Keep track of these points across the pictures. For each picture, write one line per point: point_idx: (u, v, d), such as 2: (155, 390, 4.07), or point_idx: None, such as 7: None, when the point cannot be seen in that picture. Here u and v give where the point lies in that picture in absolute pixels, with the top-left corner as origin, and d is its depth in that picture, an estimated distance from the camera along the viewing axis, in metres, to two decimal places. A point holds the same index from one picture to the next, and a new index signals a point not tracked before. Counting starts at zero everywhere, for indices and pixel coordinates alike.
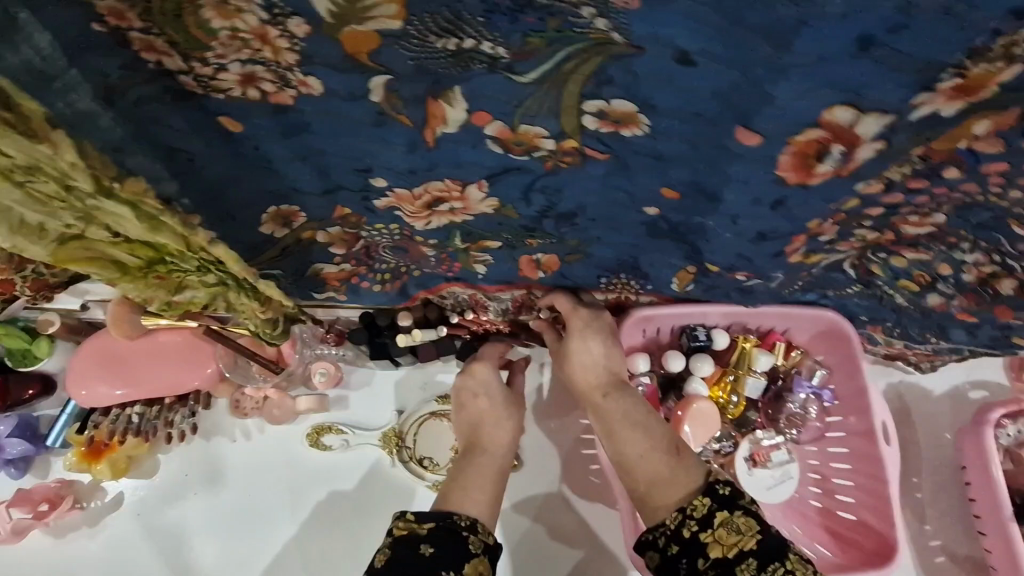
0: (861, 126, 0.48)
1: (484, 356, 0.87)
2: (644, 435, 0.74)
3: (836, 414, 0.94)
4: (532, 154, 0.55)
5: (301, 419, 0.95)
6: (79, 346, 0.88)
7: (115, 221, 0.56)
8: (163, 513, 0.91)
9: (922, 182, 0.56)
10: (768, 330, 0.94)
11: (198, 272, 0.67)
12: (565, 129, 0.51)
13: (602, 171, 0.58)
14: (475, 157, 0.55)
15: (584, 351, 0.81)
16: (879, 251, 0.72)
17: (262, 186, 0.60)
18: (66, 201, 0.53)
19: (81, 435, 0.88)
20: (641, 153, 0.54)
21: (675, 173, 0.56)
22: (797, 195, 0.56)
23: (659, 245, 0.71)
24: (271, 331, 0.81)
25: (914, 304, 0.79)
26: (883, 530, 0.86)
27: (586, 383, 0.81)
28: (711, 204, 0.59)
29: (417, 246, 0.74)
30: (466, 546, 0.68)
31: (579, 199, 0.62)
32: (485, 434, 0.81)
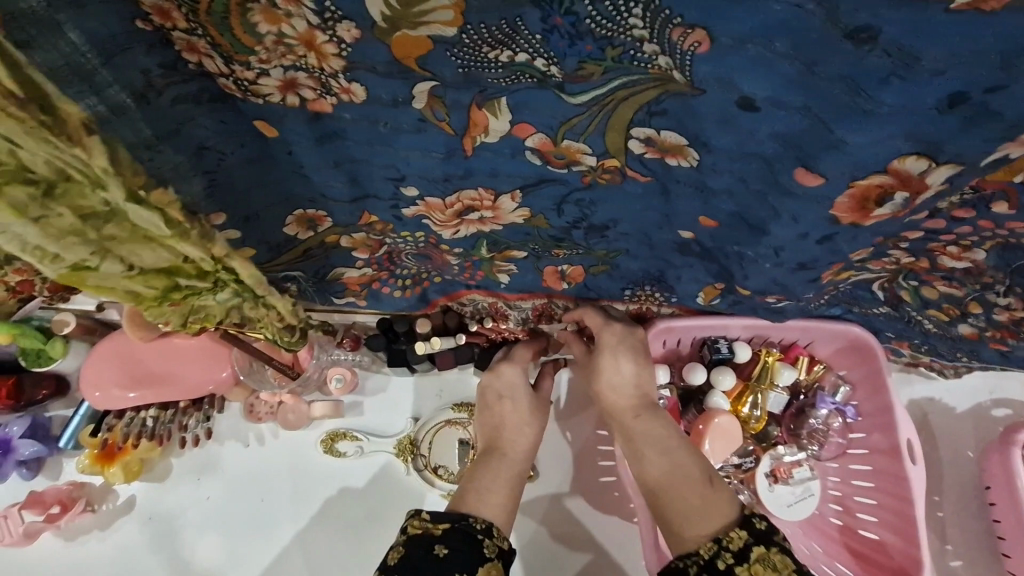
0: (931, 176, 0.46)
1: (515, 357, 0.84)
2: (675, 457, 0.67)
3: (858, 430, 0.92)
4: (572, 168, 0.54)
5: (316, 425, 0.94)
6: (93, 348, 0.87)
7: (131, 246, 0.55)
8: (173, 520, 0.90)
9: (968, 212, 0.57)
10: (791, 343, 0.92)
11: (214, 289, 0.66)
12: (609, 148, 0.51)
13: (639, 190, 0.57)
14: (513, 167, 0.54)
15: (615, 371, 0.76)
16: (910, 278, 0.70)
17: (293, 191, 0.59)
18: (81, 231, 0.51)
19: (95, 437, 0.87)
20: (684, 182, 0.54)
21: (720, 203, 0.55)
22: (847, 231, 0.53)
23: (688, 262, 0.69)
24: (288, 339, 0.80)
25: (941, 331, 0.78)
26: (907, 551, 0.84)
27: (615, 405, 0.75)
28: (756, 233, 0.56)
29: (441, 254, 0.73)
30: (480, 549, 0.63)
31: (613, 213, 0.61)
32: (506, 437, 0.76)
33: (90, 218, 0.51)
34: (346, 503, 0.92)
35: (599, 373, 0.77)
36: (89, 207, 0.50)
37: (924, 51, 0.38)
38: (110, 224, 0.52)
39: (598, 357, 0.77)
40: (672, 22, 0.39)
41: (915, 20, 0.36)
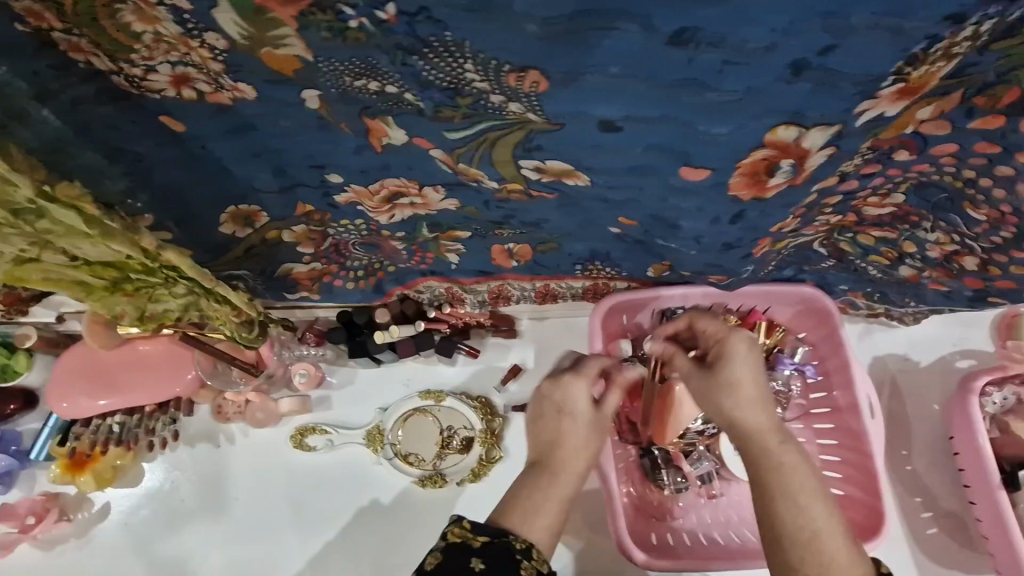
0: (806, 140, 0.48)
1: (582, 368, 0.75)
2: (824, 508, 0.59)
3: (818, 390, 0.93)
4: (480, 185, 0.57)
5: (285, 422, 0.95)
6: (59, 360, 0.89)
7: (70, 240, 0.58)
8: (162, 543, 0.90)
9: (875, 167, 0.61)
10: (750, 310, 0.93)
11: (165, 284, 0.70)
12: (507, 177, 0.55)
13: (555, 206, 0.61)
14: (425, 170, 0.56)
15: (752, 386, 0.66)
16: (845, 231, 0.77)
17: (221, 188, 0.60)
18: (17, 227, 0.57)
19: (64, 447, 0.88)
20: (591, 197, 0.58)
21: (630, 209, 0.59)
22: (757, 207, 0.56)
23: (629, 248, 0.70)
24: (247, 335, 0.80)
25: (888, 275, 0.82)
26: (869, 502, 0.85)
27: (752, 425, 0.64)
28: (671, 229, 0.61)
29: (387, 241, 0.74)
30: (519, 569, 0.61)
31: (541, 214, 0.63)
32: (563, 458, 0.71)
33: (22, 213, 0.56)
34: (330, 493, 0.93)
35: (736, 386, 0.66)
36: (15, 203, 0.54)
37: (747, 37, 0.40)
38: (42, 217, 0.56)
39: (725, 368, 0.67)
40: (502, 70, 0.42)
41: (726, 22, 0.39)
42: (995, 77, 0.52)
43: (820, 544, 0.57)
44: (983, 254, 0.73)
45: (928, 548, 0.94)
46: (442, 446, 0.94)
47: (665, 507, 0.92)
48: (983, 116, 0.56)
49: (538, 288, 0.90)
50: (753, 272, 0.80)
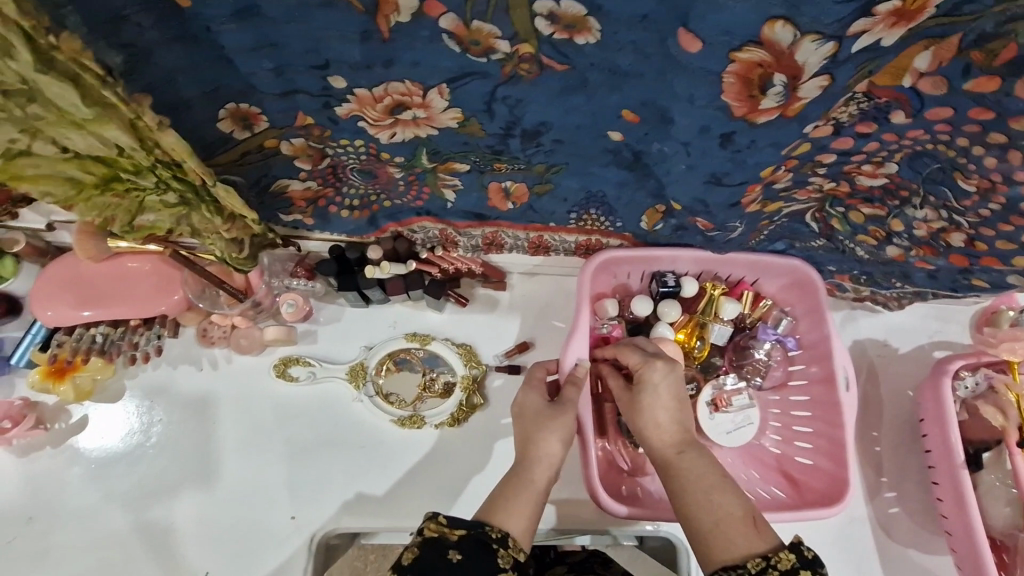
0: (800, 51, 0.49)
1: (531, 378, 0.82)
2: (720, 498, 0.66)
3: (799, 362, 0.95)
4: (490, 57, 0.52)
5: (269, 351, 0.95)
6: (44, 269, 0.89)
7: (59, 130, 0.56)
8: (152, 508, 0.89)
9: (869, 125, 0.64)
10: (738, 281, 0.96)
11: (157, 190, 0.68)
12: (517, 32, 0.49)
13: (559, 83, 0.56)
14: (435, 58, 0.53)
15: (654, 407, 0.73)
16: (836, 204, 0.78)
17: (210, 88, 0.57)
18: (5, 109, 0.55)
19: (44, 354, 0.88)
20: (598, 64, 0.53)
21: (631, 89, 0.56)
22: (746, 128, 0.58)
23: (627, 172, 0.71)
24: (237, 256, 0.81)
25: (874, 256, 0.83)
26: (838, 472, 0.86)
27: (659, 443, 0.72)
28: (666, 125, 0.60)
29: (384, 167, 0.74)
30: (496, 559, 0.65)
31: (541, 112, 0.60)
32: (534, 452, 0.74)
33: (12, 95, 0.54)
34: (312, 424, 0.93)
35: (648, 412, 0.73)
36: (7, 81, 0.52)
37: None
38: (32, 103, 0.54)
39: (641, 395, 0.74)
40: None
41: None
42: (994, 27, 0.53)
43: (719, 530, 0.64)
44: (970, 230, 0.73)
45: (887, 526, 0.97)
46: (423, 389, 0.95)
47: (638, 462, 0.94)
48: (980, 75, 0.56)
49: (532, 238, 0.91)
50: (744, 231, 0.81)
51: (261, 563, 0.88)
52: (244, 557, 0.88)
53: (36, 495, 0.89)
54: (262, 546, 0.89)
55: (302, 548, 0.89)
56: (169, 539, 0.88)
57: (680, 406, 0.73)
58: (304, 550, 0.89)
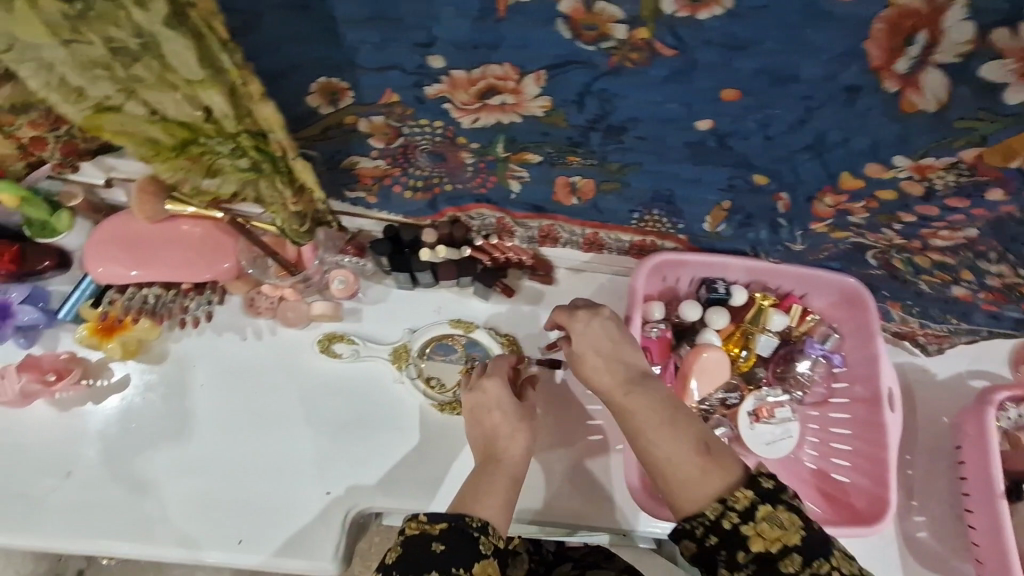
0: (951, 11, 0.45)
1: (495, 371, 0.86)
2: (669, 437, 0.70)
3: (842, 380, 0.94)
4: (600, 45, 0.52)
5: (313, 327, 0.95)
6: (98, 226, 0.88)
7: (155, 92, 0.57)
8: (136, 458, 0.89)
9: (962, 201, 0.65)
10: (787, 293, 0.95)
11: (231, 155, 0.68)
12: (641, 13, 0.48)
13: (665, 74, 0.55)
14: (543, 41, 0.52)
15: (596, 356, 0.78)
16: (904, 250, 0.78)
17: (307, 57, 0.56)
18: (109, 67, 0.55)
19: (95, 310, 0.89)
20: (714, 45, 0.51)
21: (744, 63, 0.52)
22: (874, 89, 0.53)
23: (705, 168, 0.70)
24: (297, 228, 0.80)
25: (937, 292, 0.84)
26: (876, 491, 0.86)
27: (603, 386, 0.77)
28: (783, 82, 0.54)
29: (456, 151, 0.73)
30: (477, 547, 0.67)
31: (632, 110, 0.61)
32: (499, 449, 0.79)
33: (118, 54, 0.54)
34: (345, 404, 0.93)
35: (581, 361, 0.79)
36: (117, 43, 0.52)
37: None
38: (135, 63, 0.54)
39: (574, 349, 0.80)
40: None
41: None
42: None
43: (673, 470, 0.68)
44: None
45: (917, 550, 0.97)
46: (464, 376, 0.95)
47: None
48: None
49: (587, 235, 0.90)
50: (805, 250, 0.83)
51: (294, 536, 0.87)
52: (277, 528, 0.87)
53: (72, 448, 0.88)
54: (284, 513, 0.88)
55: (337, 524, 0.88)
56: (142, 490, 0.88)
57: (615, 346, 0.79)
58: (339, 527, 0.88)
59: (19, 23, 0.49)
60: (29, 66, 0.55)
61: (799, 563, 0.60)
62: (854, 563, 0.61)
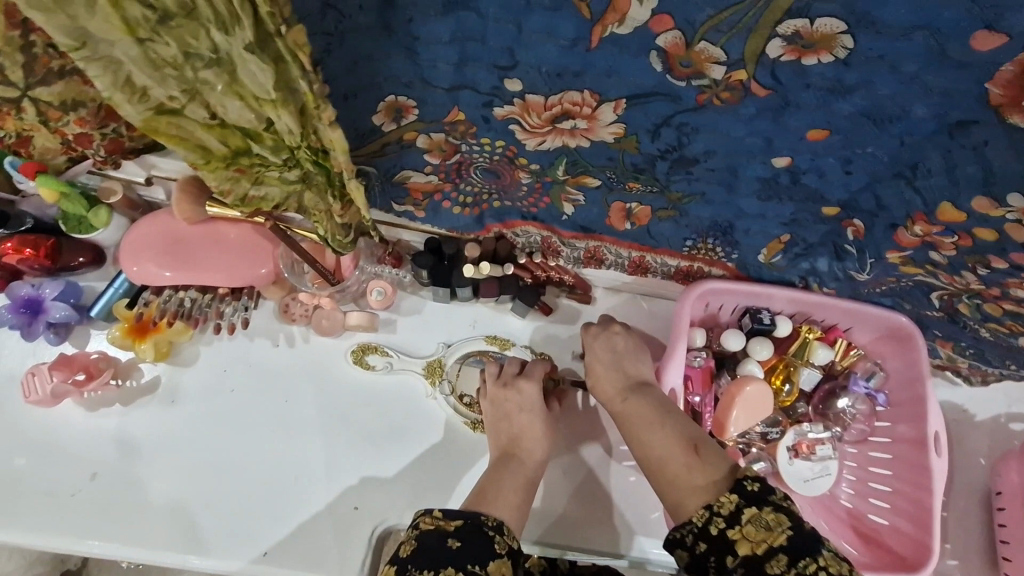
0: None
1: (529, 373, 0.86)
2: (661, 434, 0.72)
3: (884, 419, 0.92)
4: (692, 81, 0.50)
5: (347, 336, 0.93)
6: (133, 226, 0.86)
7: (220, 96, 0.56)
8: (133, 427, 0.88)
9: None
10: (832, 326, 0.93)
11: (280, 167, 0.67)
12: (744, 55, 0.46)
13: (753, 111, 0.53)
14: (632, 71, 0.50)
15: (602, 364, 0.82)
16: (973, 297, 0.75)
17: (383, 75, 0.55)
18: (179, 68, 0.53)
19: (130, 311, 0.87)
20: (814, 88, 0.49)
21: (841, 111, 0.51)
22: (992, 122, 0.48)
23: (772, 203, 0.68)
24: (341, 239, 0.77)
25: (1001, 341, 0.81)
26: (917, 535, 0.84)
27: (606, 392, 0.81)
28: (879, 128, 0.52)
29: (513, 170, 0.71)
30: (492, 545, 0.65)
31: (710, 143, 0.59)
32: (519, 449, 0.81)
33: (192, 57, 0.51)
34: (370, 414, 0.91)
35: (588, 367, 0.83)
36: (195, 48, 0.51)
37: None
38: (209, 68, 0.53)
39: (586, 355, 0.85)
40: None
41: None
42: None
43: (663, 464, 0.70)
44: None
45: None
46: None
47: None
48: None
49: (633, 258, 0.88)
50: (867, 280, 0.79)
51: (321, 549, 0.85)
52: (299, 538, 0.86)
53: (90, 431, 0.87)
54: (283, 515, 0.86)
55: (364, 540, 0.86)
56: (132, 457, 0.87)
57: (620, 357, 0.83)
58: (365, 543, 0.86)
59: (97, 19, 0.47)
60: (94, 62, 0.51)
61: (784, 564, 0.56)
62: (846, 564, 0.56)
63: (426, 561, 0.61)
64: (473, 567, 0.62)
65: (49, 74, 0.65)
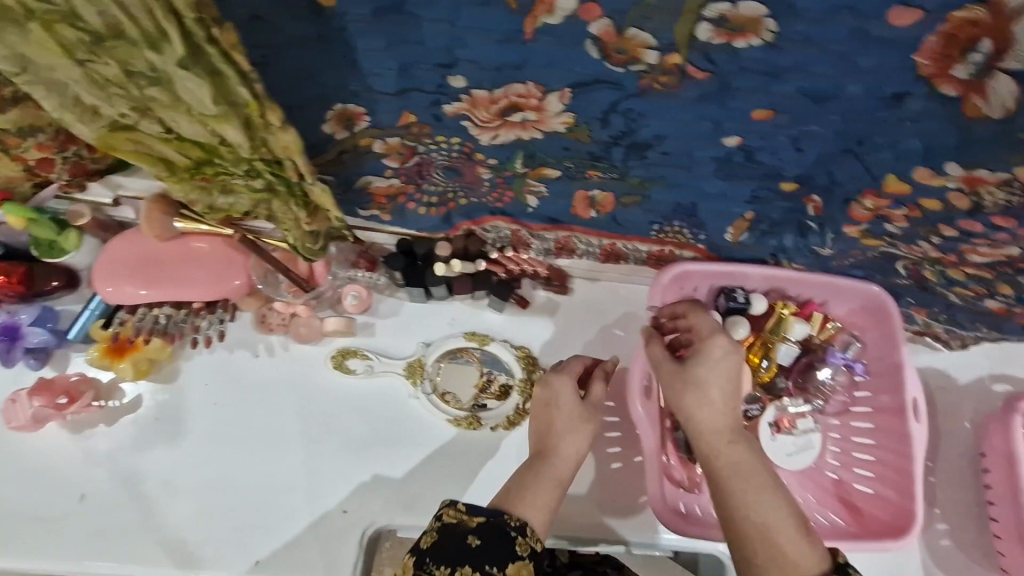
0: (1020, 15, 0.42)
1: (565, 369, 0.82)
2: (772, 501, 0.60)
3: (865, 389, 0.93)
4: (629, 67, 0.51)
5: (327, 342, 0.94)
6: (108, 244, 0.87)
7: (171, 112, 0.55)
8: (121, 444, 0.88)
9: (1010, 220, 0.61)
10: (807, 300, 0.93)
11: (246, 176, 0.66)
12: (675, 40, 0.48)
13: (696, 95, 0.53)
14: (570, 62, 0.51)
15: (716, 389, 0.65)
16: (936, 264, 0.76)
17: (328, 83, 0.56)
18: (124, 86, 0.53)
19: (106, 331, 0.88)
20: (750, 69, 0.50)
21: (778, 89, 0.52)
22: (924, 93, 0.50)
23: (731, 182, 0.68)
24: (310, 245, 0.77)
25: (969, 304, 0.82)
26: (901, 502, 0.85)
27: (708, 423, 0.65)
28: (819, 104, 0.53)
29: (473, 167, 0.71)
30: (512, 546, 0.64)
31: (660, 129, 0.59)
32: (556, 447, 0.75)
33: (135, 76, 0.52)
34: (355, 420, 0.91)
35: (702, 387, 0.65)
36: (135, 65, 0.50)
37: None
38: (153, 86, 0.52)
39: (696, 366, 0.66)
40: None
41: None
42: None
43: (772, 536, 0.59)
44: None
45: (942, 558, 0.94)
46: (481, 389, 0.93)
47: (693, 479, 0.92)
48: None
49: (605, 246, 0.88)
50: (833, 254, 0.79)
51: (310, 554, 0.86)
52: (290, 545, 0.86)
53: (78, 449, 0.88)
54: (273, 523, 0.87)
55: (355, 542, 0.87)
56: (123, 471, 0.88)
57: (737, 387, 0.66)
58: (356, 545, 0.87)
59: (32, 43, 0.49)
60: (40, 85, 0.53)
61: None
62: None
63: (447, 561, 0.62)
64: (489, 567, 0.62)
65: (4, 102, 0.65)
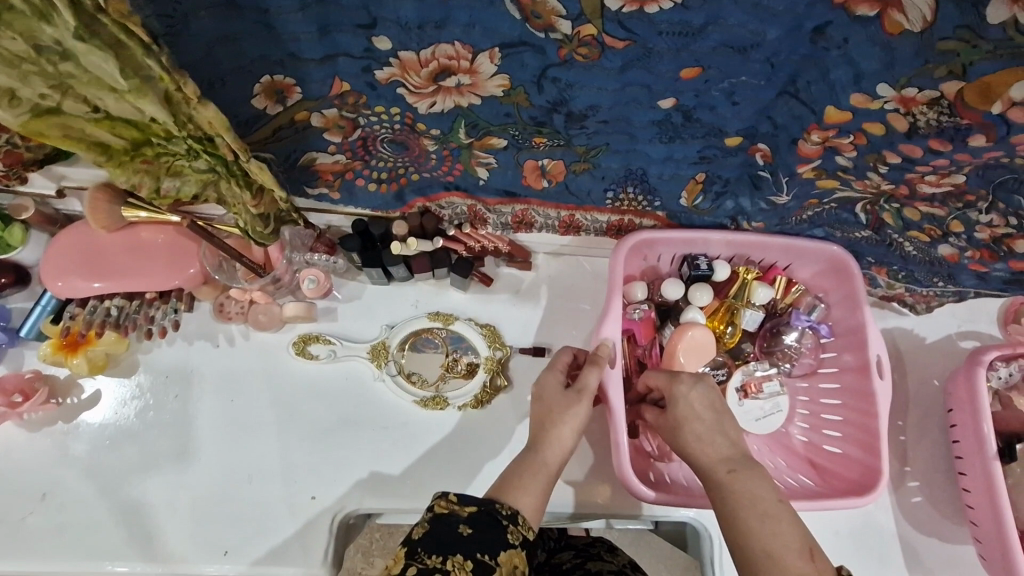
0: None
1: (553, 361, 0.81)
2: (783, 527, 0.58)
3: (831, 350, 0.93)
4: (549, 35, 0.52)
5: (289, 328, 0.92)
6: (54, 239, 0.85)
7: (93, 90, 0.55)
8: (85, 439, 0.87)
9: (945, 145, 0.60)
10: (770, 266, 0.93)
11: (187, 156, 0.66)
12: (584, 11, 0.49)
13: (619, 64, 0.55)
14: (492, 21, 0.51)
15: (698, 421, 0.69)
16: (893, 200, 0.75)
17: (252, 56, 0.55)
18: (37, 62, 0.52)
19: (57, 325, 0.86)
20: (666, 32, 0.51)
21: (699, 46, 0.53)
22: (843, 22, 0.51)
23: (675, 145, 0.68)
24: (261, 230, 0.74)
25: (924, 253, 0.81)
26: (869, 461, 0.85)
27: (705, 456, 0.66)
28: (744, 54, 0.55)
29: (417, 139, 0.70)
30: (504, 535, 0.62)
31: (593, 96, 0.60)
32: (547, 435, 0.73)
33: (45, 51, 0.51)
34: (322, 406, 0.90)
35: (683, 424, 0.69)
36: (41, 38, 0.50)
37: None
38: (66, 61, 0.52)
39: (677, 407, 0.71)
40: None
41: None
42: None
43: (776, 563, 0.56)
44: None
45: (910, 514, 0.94)
46: (448, 369, 0.92)
47: (664, 449, 0.91)
48: None
49: (563, 217, 0.86)
50: (790, 203, 0.78)
51: (281, 544, 0.85)
52: (262, 536, 0.85)
53: (40, 446, 0.87)
54: (243, 514, 0.86)
55: (325, 529, 0.86)
56: (88, 467, 0.86)
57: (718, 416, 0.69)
58: (327, 532, 0.86)
59: None
60: None
61: None
62: None
63: (438, 550, 0.59)
64: (482, 555, 0.59)
65: None
